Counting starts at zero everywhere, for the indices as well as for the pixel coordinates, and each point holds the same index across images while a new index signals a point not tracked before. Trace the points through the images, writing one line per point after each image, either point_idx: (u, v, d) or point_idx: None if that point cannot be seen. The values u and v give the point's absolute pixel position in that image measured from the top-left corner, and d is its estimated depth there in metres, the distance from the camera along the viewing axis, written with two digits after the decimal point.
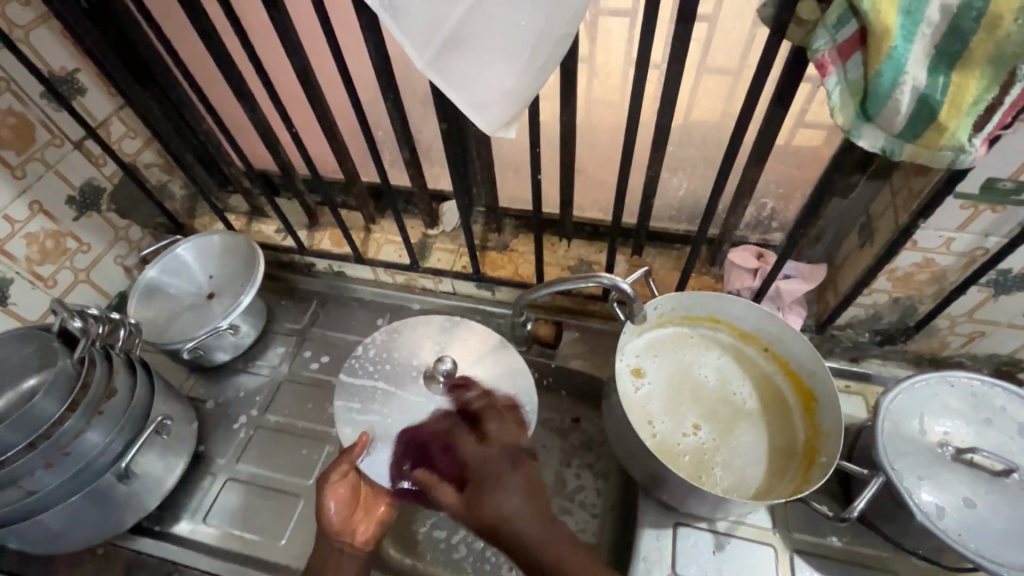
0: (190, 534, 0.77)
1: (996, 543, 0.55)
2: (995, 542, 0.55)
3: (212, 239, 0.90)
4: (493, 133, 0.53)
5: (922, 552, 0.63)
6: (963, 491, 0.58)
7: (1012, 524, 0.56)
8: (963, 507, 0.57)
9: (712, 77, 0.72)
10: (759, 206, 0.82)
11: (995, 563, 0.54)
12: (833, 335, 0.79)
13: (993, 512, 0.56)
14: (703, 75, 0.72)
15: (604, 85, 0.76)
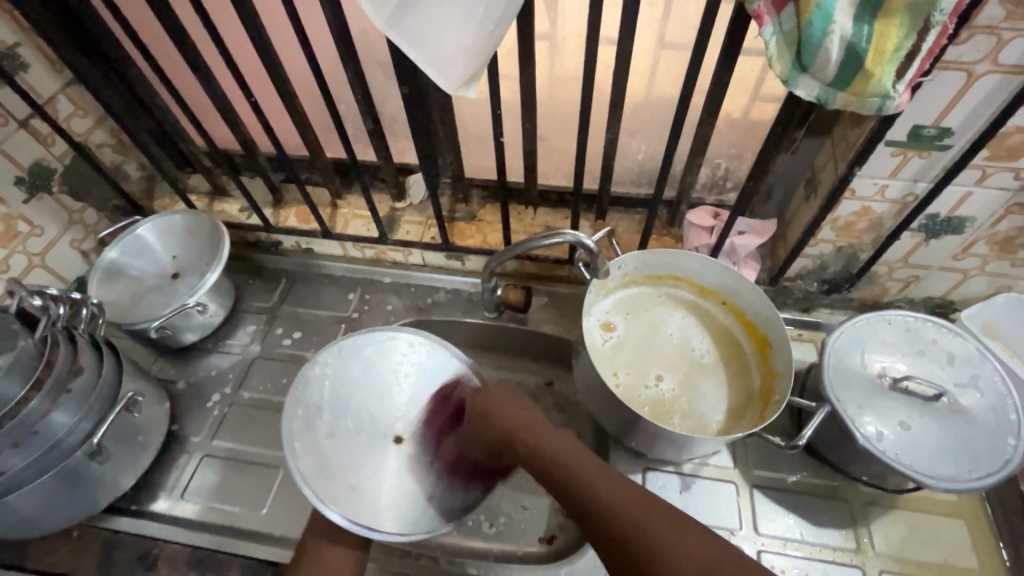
0: (168, 510, 0.77)
1: (928, 460, 0.61)
2: (927, 458, 0.61)
3: (174, 218, 0.88)
4: (455, 91, 0.55)
5: (864, 476, 0.69)
6: (900, 415, 0.63)
7: (941, 441, 0.62)
8: (900, 430, 0.63)
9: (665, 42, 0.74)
10: (714, 167, 0.86)
11: (927, 476, 0.60)
12: (785, 287, 0.85)
13: (925, 432, 0.62)
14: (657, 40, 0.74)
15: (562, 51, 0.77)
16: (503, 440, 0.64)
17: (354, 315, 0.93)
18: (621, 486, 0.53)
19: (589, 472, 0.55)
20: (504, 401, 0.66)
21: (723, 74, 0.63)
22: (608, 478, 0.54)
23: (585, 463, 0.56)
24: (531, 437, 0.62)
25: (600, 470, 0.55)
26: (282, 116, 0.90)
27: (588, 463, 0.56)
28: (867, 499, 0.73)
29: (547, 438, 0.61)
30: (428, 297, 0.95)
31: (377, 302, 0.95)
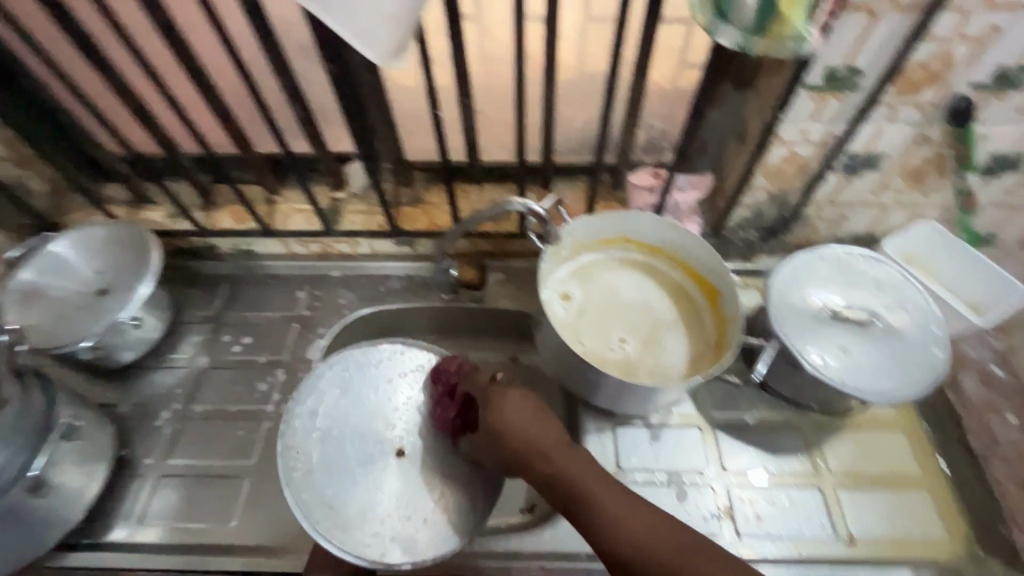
0: (127, 539, 0.73)
1: (869, 379, 0.66)
2: (868, 378, 0.66)
3: (93, 232, 0.82)
4: (384, 63, 0.53)
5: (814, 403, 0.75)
6: (841, 342, 0.68)
7: (879, 361, 0.66)
8: (842, 355, 0.67)
9: None
10: (649, 128, 0.88)
11: (870, 394, 0.64)
12: (727, 238, 0.88)
13: (864, 354, 0.67)
14: None
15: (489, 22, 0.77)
16: (523, 460, 0.58)
17: (305, 313, 0.90)
18: (653, 527, 0.53)
19: (642, 526, 0.53)
20: (507, 413, 0.59)
21: (649, 32, 0.64)
22: (661, 527, 0.53)
23: (640, 514, 0.54)
24: (561, 457, 0.57)
25: (632, 507, 0.54)
26: (202, 111, 0.85)
27: (644, 511, 0.54)
28: (819, 426, 0.78)
29: (581, 481, 0.55)
30: (381, 286, 0.93)
31: (329, 296, 0.92)
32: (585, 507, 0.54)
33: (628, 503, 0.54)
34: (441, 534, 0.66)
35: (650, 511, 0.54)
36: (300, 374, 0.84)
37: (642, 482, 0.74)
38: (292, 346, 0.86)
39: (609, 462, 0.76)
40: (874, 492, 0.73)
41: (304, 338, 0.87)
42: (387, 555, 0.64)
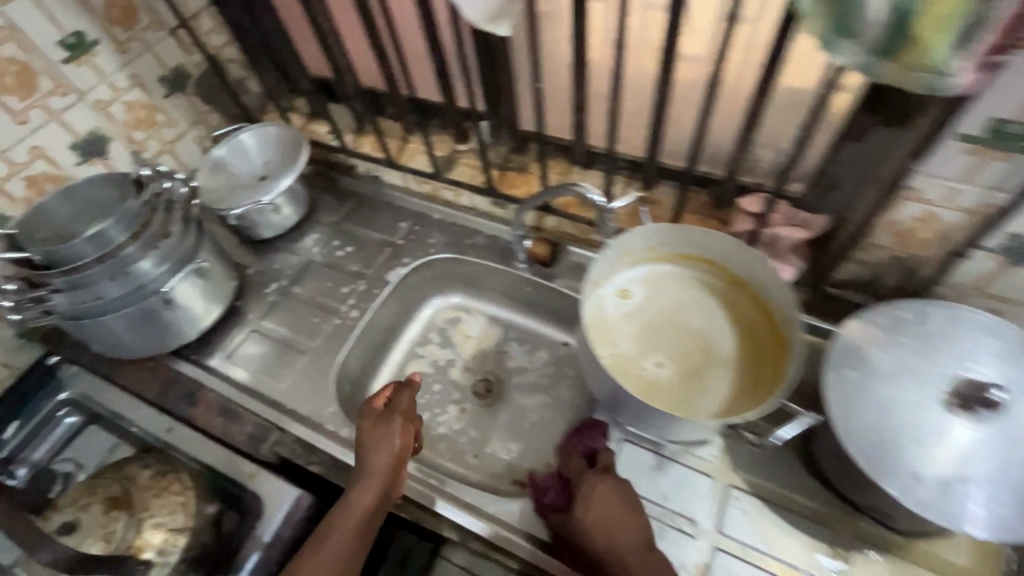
0: (219, 366, 0.90)
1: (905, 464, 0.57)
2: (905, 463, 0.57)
3: (270, 129, 1.02)
4: (485, 26, 0.58)
5: (837, 483, 0.66)
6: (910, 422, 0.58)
7: (934, 460, 0.56)
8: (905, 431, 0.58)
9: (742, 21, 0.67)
10: (777, 151, 0.79)
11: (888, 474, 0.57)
12: (833, 296, 0.75)
13: (929, 447, 0.57)
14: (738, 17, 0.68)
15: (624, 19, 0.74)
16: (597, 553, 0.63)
17: (399, 242, 1.01)
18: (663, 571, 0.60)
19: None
20: (611, 499, 0.65)
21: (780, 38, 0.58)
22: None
23: (643, 539, 0.62)
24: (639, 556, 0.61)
25: (623, 523, 0.63)
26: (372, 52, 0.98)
27: (638, 526, 0.63)
28: (864, 539, 0.65)
29: (589, 526, 0.64)
30: (468, 238, 1.00)
31: (422, 234, 1.02)
32: (578, 526, 0.64)
33: None
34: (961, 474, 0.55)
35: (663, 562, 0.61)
36: (375, 291, 0.96)
37: None
38: (378, 265, 0.99)
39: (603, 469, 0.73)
40: None
41: (390, 262, 0.99)
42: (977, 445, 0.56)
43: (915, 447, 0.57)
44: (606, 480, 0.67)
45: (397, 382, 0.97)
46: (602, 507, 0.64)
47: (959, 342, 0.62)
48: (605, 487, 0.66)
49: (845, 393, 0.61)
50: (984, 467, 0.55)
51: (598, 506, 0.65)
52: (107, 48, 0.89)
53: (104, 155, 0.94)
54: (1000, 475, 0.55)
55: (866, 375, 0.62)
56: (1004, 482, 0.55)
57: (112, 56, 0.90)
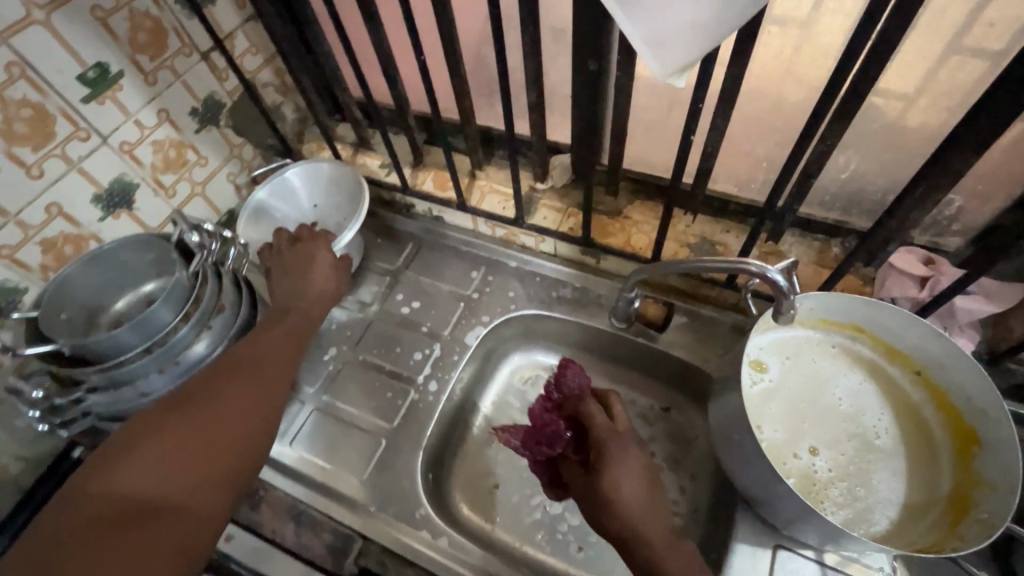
0: (277, 455, 0.77)
1: None
2: None
3: (320, 165, 0.88)
4: (664, 78, 0.45)
5: None
6: None
7: None
8: None
9: (937, 58, 0.56)
10: (941, 202, 0.67)
11: None
12: (1009, 369, 0.65)
13: None
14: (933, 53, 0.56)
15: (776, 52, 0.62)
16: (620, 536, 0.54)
17: (474, 296, 0.89)
18: (678, 540, 0.52)
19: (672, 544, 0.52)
20: (624, 477, 0.56)
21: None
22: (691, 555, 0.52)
23: (658, 504, 0.55)
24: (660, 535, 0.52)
25: (656, 505, 0.55)
26: (440, 78, 0.84)
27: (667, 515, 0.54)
28: None
29: (608, 487, 0.56)
30: (554, 290, 0.88)
31: (499, 286, 0.89)
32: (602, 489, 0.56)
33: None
34: None
35: (670, 524, 0.54)
36: (454, 356, 0.84)
37: None
38: (454, 325, 0.86)
39: None
40: None
41: (466, 321, 0.87)
42: None
43: None
44: (625, 445, 0.60)
45: (478, 461, 0.83)
46: (623, 468, 0.57)
47: None
48: (634, 459, 0.58)
49: None
50: None
51: (621, 472, 0.57)
52: (133, 80, 0.74)
53: (130, 205, 0.79)
54: None
55: None
56: None
57: (138, 89, 0.75)
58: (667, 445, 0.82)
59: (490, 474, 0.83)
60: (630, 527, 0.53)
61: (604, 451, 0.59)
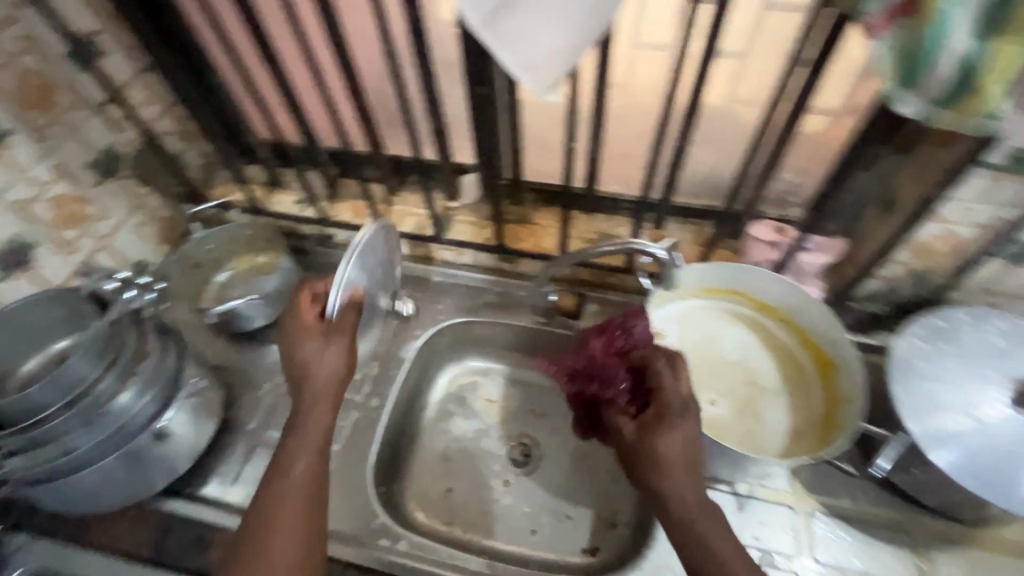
0: (221, 496, 0.76)
1: (980, 465, 0.60)
2: (980, 464, 0.60)
3: (241, 231, 0.94)
4: (541, 95, 0.54)
5: (909, 491, 0.69)
6: (974, 423, 0.61)
7: (1004, 458, 0.60)
8: (973, 433, 0.61)
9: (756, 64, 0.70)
10: (781, 180, 0.83)
11: (963, 477, 0.60)
12: (849, 307, 0.82)
13: (996, 446, 0.60)
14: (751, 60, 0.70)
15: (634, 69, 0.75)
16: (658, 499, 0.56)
17: (403, 313, 0.93)
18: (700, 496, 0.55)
19: (692, 489, 0.55)
20: (669, 438, 0.56)
21: (811, 87, 0.61)
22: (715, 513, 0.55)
23: (690, 459, 0.57)
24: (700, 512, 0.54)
25: (693, 470, 0.56)
26: (346, 113, 0.90)
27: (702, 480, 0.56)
28: (938, 536, 0.70)
29: (647, 444, 0.57)
30: (479, 297, 0.94)
31: (426, 301, 0.95)
32: (646, 444, 0.57)
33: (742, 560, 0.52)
34: None
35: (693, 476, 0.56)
36: (391, 371, 0.87)
37: None
38: (387, 343, 0.90)
39: None
40: None
41: (399, 337, 0.91)
42: None
43: (986, 447, 0.60)
44: (680, 413, 0.58)
45: (429, 468, 0.87)
46: (671, 433, 0.57)
47: (994, 336, 0.66)
48: (682, 421, 0.58)
49: (912, 401, 0.63)
50: None
51: (671, 433, 0.57)
52: (23, 138, 0.73)
53: (29, 264, 0.77)
54: None
55: (923, 381, 0.64)
56: None
57: (29, 146, 0.74)
58: None
59: (442, 479, 0.86)
60: (667, 497, 0.55)
61: (654, 416, 0.59)
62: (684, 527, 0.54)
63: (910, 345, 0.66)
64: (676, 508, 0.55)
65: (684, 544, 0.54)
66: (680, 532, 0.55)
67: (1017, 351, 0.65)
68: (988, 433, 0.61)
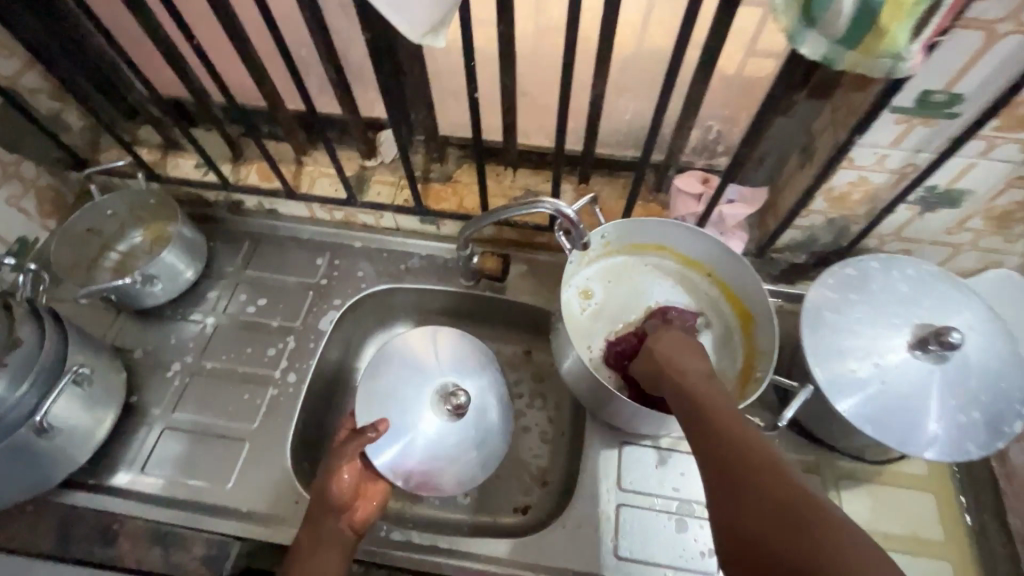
0: (130, 485, 0.73)
1: (880, 412, 0.61)
2: (880, 411, 0.61)
3: (144, 201, 0.86)
4: (421, 40, 0.48)
5: (821, 435, 0.71)
6: (879, 372, 0.62)
7: (903, 404, 0.61)
8: (877, 381, 0.62)
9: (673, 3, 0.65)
10: (705, 129, 0.80)
11: (864, 424, 0.61)
12: (772, 258, 0.81)
13: (897, 393, 0.62)
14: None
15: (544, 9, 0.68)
16: (677, 398, 0.57)
17: (322, 282, 0.88)
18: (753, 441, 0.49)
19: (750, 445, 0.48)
20: (678, 347, 0.62)
21: (720, 28, 0.57)
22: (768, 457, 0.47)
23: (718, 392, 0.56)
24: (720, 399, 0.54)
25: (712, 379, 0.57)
26: (237, 64, 0.81)
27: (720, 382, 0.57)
28: (846, 475, 0.72)
29: (661, 375, 0.60)
30: (402, 262, 0.90)
31: (347, 268, 0.90)
32: (660, 364, 0.61)
33: (758, 446, 0.48)
34: (925, 414, 0.61)
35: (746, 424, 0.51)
36: (310, 345, 0.83)
37: (643, 506, 0.71)
38: (305, 314, 0.85)
39: (610, 478, 0.72)
40: (889, 551, 0.68)
41: (318, 307, 0.86)
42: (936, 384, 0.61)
43: (887, 394, 0.62)
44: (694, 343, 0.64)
45: None
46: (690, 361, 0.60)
47: (904, 285, 0.66)
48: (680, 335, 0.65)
49: (821, 352, 0.64)
50: (944, 404, 0.61)
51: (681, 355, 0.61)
52: None
53: None
54: (957, 408, 0.61)
55: (835, 332, 0.65)
56: (958, 412, 0.61)
57: None
58: (530, 382, 0.89)
59: None
60: (686, 392, 0.56)
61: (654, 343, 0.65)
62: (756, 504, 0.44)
63: (823, 297, 0.67)
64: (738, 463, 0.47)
65: (760, 511, 0.43)
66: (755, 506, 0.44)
67: (924, 296, 0.65)
68: (891, 382, 0.62)
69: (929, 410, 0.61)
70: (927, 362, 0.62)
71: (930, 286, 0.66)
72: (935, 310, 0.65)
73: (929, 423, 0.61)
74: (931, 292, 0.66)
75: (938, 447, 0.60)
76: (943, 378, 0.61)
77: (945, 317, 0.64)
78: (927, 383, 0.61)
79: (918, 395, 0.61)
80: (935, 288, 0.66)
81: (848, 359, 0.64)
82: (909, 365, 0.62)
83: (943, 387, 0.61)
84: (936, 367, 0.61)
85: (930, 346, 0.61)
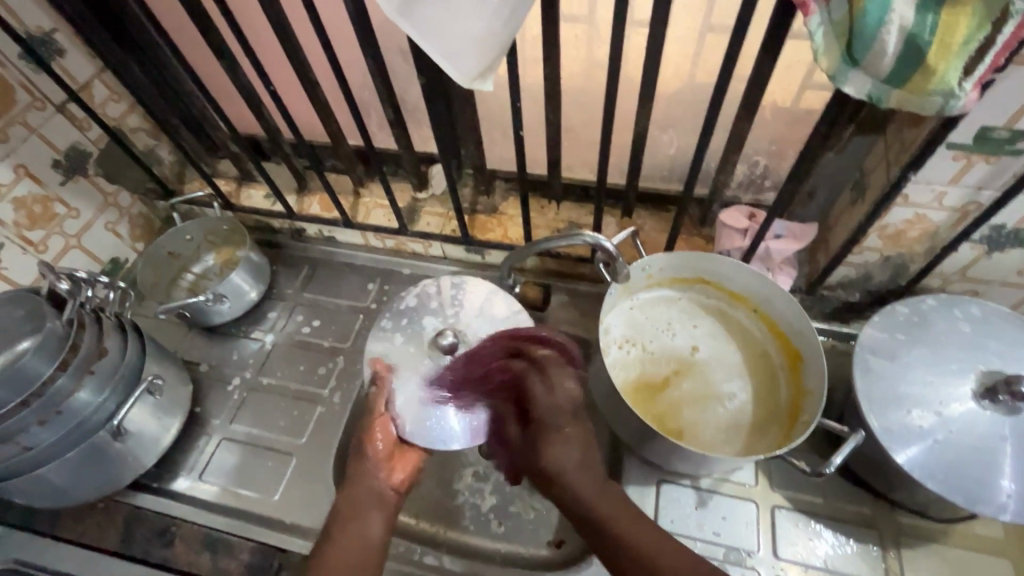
0: (188, 490, 0.78)
1: (942, 467, 0.57)
2: (941, 465, 0.57)
3: (221, 226, 0.94)
4: (470, 84, 0.52)
5: (877, 486, 0.67)
6: (940, 422, 0.58)
7: (968, 459, 0.57)
8: (937, 432, 0.58)
9: (714, 41, 0.66)
10: (751, 164, 0.79)
11: (926, 479, 0.57)
12: (823, 296, 0.79)
13: (961, 447, 0.57)
14: (708, 35, 0.66)
15: (588, 51, 0.71)
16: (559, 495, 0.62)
17: (372, 307, 0.93)
18: (615, 496, 0.61)
19: (617, 515, 0.59)
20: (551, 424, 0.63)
21: (762, 66, 0.57)
22: (641, 522, 0.60)
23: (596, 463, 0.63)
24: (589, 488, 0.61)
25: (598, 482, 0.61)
26: (305, 105, 0.89)
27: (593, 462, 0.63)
28: (905, 532, 0.67)
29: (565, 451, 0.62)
30: None
31: (395, 293, 0.94)
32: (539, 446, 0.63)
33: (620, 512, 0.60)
34: (995, 471, 0.56)
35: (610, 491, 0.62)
36: (357, 365, 0.87)
37: None
38: (354, 336, 0.90)
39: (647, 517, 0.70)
40: None
41: (367, 330, 0.90)
42: (1004, 437, 0.57)
43: (949, 447, 0.57)
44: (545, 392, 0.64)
45: None
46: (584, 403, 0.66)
47: (968, 329, 0.62)
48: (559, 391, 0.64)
49: (875, 396, 0.61)
50: (1016, 461, 0.56)
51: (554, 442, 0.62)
52: None
53: None
54: None
55: (890, 377, 0.61)
56: None
57: None
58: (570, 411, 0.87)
59: None
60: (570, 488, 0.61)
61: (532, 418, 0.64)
62: (643, 570, 0.56)
63: (877, 338, 0.63)
64: (613, 523, 0.59)
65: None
66: (623, 550, 0.58)
67: (992, 340, 0.61)
68: (953, 433, 0.58)
69: (998, 465, 0.56)
70: (993, 413, 0.58)
71: (1000, 331, 0.62)
72: (1005, 357, 0.60)
73: (1000, 482, 0.56)
74: (1001, 337, 0.61)
75: (1013, 508, 0.55)
76: (1012, 431, 0.57)
77: (1014, 365, 0.60)
78: (995, 435, 0.57)
79: (984, 448, 0.57)
80: (1006, 332, 0.62)
81: (905, 407, 0.60)
82: (973, 417, 0.58)
83: (1012, 440, 0.57)
84: (1004, 419, 0.57)
85: (999, 395, 0.57)
